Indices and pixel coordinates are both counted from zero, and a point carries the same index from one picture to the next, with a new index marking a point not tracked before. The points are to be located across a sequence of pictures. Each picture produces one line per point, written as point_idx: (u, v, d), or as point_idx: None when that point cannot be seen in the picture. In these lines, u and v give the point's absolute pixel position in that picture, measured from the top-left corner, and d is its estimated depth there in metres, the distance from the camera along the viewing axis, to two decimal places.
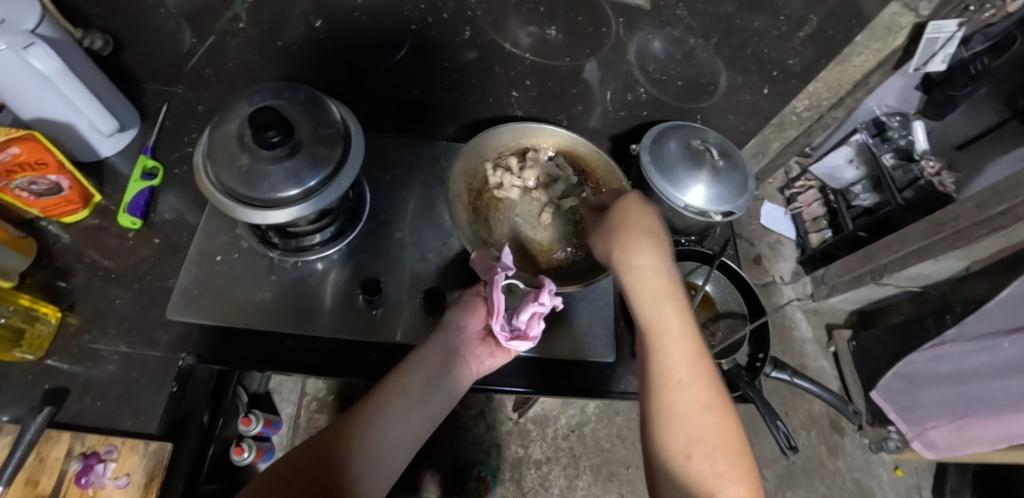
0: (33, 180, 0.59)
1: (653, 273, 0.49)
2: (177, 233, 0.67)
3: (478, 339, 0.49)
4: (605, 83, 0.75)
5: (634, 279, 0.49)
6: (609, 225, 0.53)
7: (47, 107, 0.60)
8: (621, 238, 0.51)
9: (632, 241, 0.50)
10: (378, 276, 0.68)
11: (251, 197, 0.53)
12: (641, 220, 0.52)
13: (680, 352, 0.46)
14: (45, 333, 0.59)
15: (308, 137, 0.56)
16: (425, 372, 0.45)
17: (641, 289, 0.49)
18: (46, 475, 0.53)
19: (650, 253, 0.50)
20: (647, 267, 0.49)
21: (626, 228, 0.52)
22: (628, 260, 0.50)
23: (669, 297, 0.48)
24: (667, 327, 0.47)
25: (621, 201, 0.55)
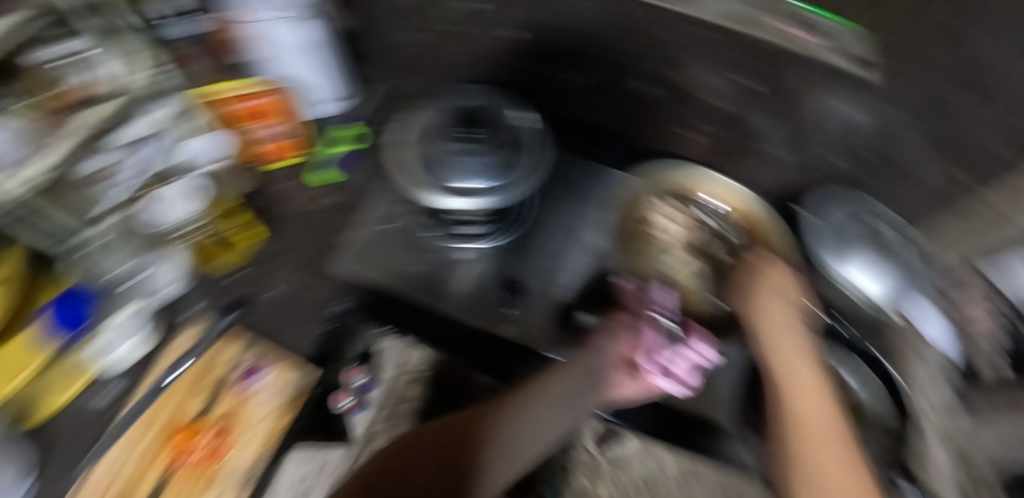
0: (270, 125, 0.73)
1: (782, 324, 0.56)
2: (360, 192, 0.76)
3: (625, 365, 0.50)
4: (792, 144, 0.71)
5: (766, 328, 0.56)
6: (740, 282, 0.62)
7: (296, 69, 0.71)
8: (753, 294, 0.59)
9: (763, 295, 0.58)
10: (520, 277, 0.71)
11: (440, 181, 0.58)
12: (773, 280, 0.60)
13: (812, 399, 0.50)
14: (248, 250, 0.71)
15: (494, 142, 0.60)
16: (567, 385, 0.51)
17: (767, 339, 0.56)
18: (213, 370, 0.67)
19: (779, 307, 0.57)
20: (777, 318, 0.57)
21: (757, 286, 0.60)
22: (760, 314, 0.58)
23: (796, 349, 0.55)
24: (794, 372, 0.53)
25: (755, 261, 0.62)
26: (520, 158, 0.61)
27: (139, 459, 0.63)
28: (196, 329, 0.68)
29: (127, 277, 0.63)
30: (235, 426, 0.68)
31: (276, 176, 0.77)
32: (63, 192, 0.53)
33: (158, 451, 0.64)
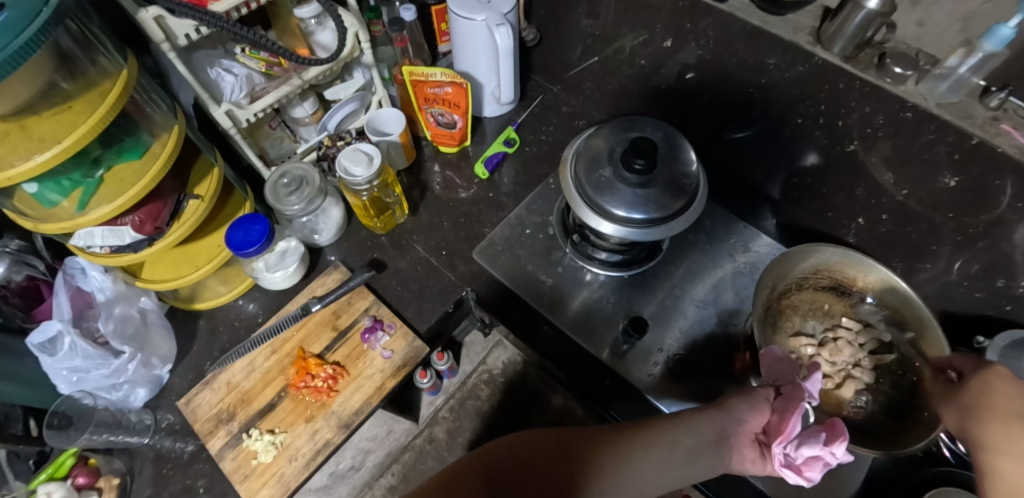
0: (443, 113, 0.79)
1: (1012, 459, 0.41)
2: (505, 194, 0.80)
3: (750, 440, 0.46)
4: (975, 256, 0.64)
5: (997, 467, 0.42)
6: (967, 400, 0.47)
7: (478, 69, 0.78)
8: (980, 421, 0.45)
9: (999, 427, 0.43)
10: (642, 315, 0.70)
11: (595, 200, 0.61)
12: (1012, 402, 0.44)
13: None
14: (394, 220, 0.78)
15: (662, 178, 0.61)
16: (695, 438, 0.44)
17: (995, 479, 0.42)
18: (347, 314, 0.71)
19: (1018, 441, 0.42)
20: (1015, 456, 0.42)
21: (988, 407, 0.45)
22: (990, 447, 0.43)
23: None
24: None
25: (981, 377, 0.47)
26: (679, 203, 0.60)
27: (260, 378, 0.68)
28: (337, 277, 0.74)
29: (304, 215, 0.72)
30: (345, 375, 0.67)
31: (432, 162, 0.84)
32: (258, 129, 0.71)
33: (278, 375, 0.69)
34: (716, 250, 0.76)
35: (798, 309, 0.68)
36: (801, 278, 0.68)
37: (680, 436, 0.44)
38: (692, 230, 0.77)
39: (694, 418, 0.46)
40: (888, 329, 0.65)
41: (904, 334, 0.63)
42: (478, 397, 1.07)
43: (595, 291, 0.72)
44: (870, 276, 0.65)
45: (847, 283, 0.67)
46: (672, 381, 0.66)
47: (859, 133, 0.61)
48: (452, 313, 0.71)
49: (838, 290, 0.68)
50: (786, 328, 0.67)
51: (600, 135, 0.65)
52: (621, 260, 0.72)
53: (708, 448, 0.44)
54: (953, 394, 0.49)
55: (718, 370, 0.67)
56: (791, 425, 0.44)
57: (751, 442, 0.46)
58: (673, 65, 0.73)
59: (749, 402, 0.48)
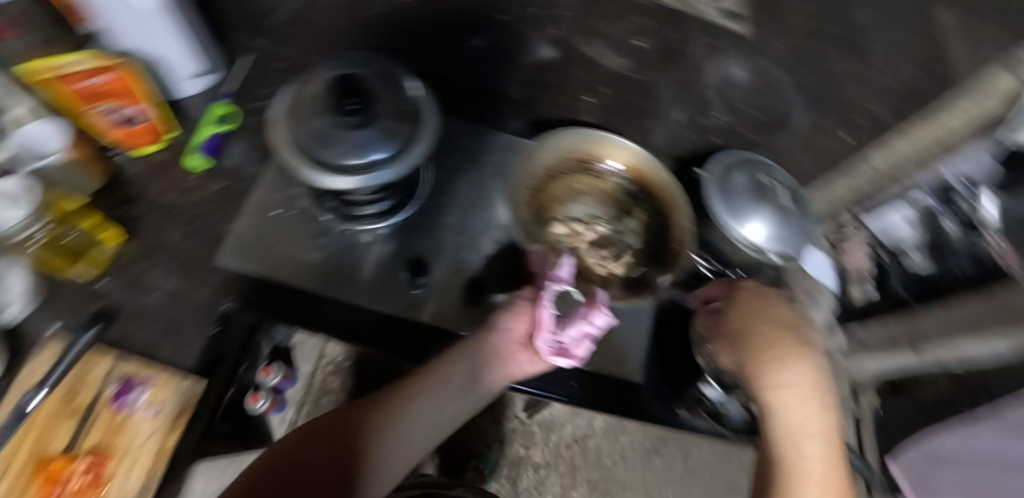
0: (117, 107, 0.62)
1: (792, 381, 0.43)
2: (240, 181, 0.70)
3: (521, 344, 0.55)
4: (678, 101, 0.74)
5: (773, 401, 0.42)
6: (736, 328, 0.48)
7: (145, 43, 0.62)
8: (744, 342, 0.47)
9: (767, 344, 0.45)
10: (424, 256, 0.70)
11: (320, 158, 0.55)
12: (772, 320, 0.47)
13: (813, 494, 0.38)
14: (105, 255, 0.63)
15: (382, 111, 0.57)
16: (466, 367, 0.54)
17: (774, 419, 0.42)
18: (83, 392, 0.55)
19: (794, 359, 0.44)
20: (790, 385, 0.42)
21: (753, 328, 0.47)
22: (767, 365, 0.44)
23: (816, 425, 0.41)
24: (808, 465, 0.40)
25: (739, 293, 0.51)
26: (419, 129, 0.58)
27: None
28: (47, 351, 0.56)
29: None
30: (109, 459, 0.53)
31: (139, 172, 0.69)
32: None
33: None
34: (475, 165, 0.77)
35: (561, 198, 0.71)
36: (551, 168, 0.70)
37: (450, 372, 0.54)
38: (448, 153, 0.77)
39: (471, 347, 0.56)
40: (633, 187, 0.72)
41: (647, 188, 0.70)
42: (332, 385, 1.14)
43: (375, 249, 0.70)
44: (603, 145, 0.71)
45: (589, 158, 0.72)
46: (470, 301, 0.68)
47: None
48: (221, 332, 0.62)
49: (585, 167, 0.72)
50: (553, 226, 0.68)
51: (308, 84, 0.58)
52: (389, 207, 0.69)
53: (484, 364, 0.55)
54: (724, 317, 0.51)
55: (508, 274, 0.70)
56: (548, 315, 0.53)
57: (523, 347, 0.55)
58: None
59: (513, 312, 0.56)
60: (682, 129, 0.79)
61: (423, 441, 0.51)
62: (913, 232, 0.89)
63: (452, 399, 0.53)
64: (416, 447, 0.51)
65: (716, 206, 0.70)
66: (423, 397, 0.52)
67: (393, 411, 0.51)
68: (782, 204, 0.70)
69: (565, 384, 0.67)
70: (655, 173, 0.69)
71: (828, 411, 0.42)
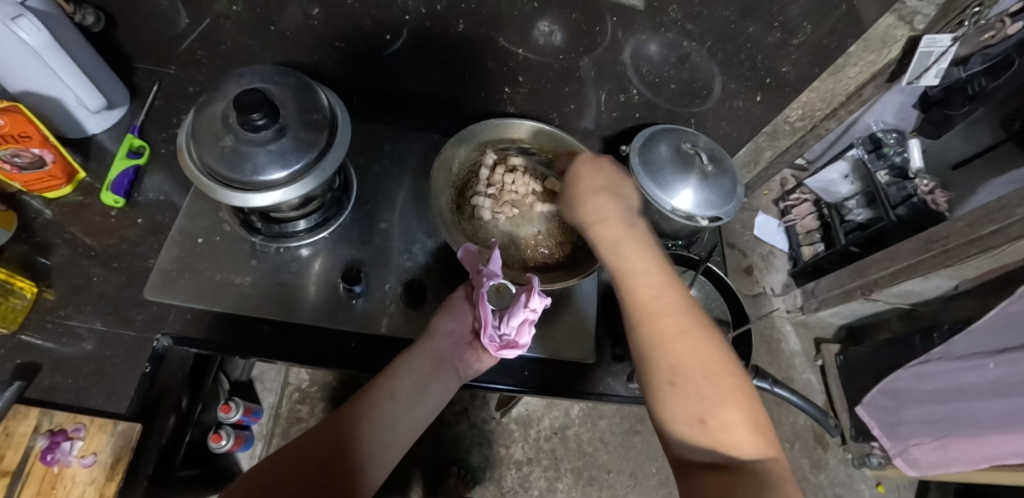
0: (16, 152, 0.57)
1: (606, 223, 0.53)
2: (161, 213, 0.68)
3: (466, 344, 0.59)
4: (598, 84, 0.75)
5: (598, 231, 0.53)
6: (569, 199, 0.58)
7: (39, 83, 0.60)
8: (578, 207, 0.56)
9: (587, 201, 0.56)
10: (361, 265, 0.69)
11: (235, 178, 0.53)
12: (591, 184, 0.57)
13: (648, 281, 0.48)
14: (18, 307, 0.58)
15: (295, 121, 0.56)
16: (414, 376, 0.54)
17: (603, 245, 0.52)
18: (11, 450, 0.52)
19: (606, 208, 0.54)
20: (606, 219, 0.53)
21: (580, 196, 0.57)
22: (592, 218, 0.54)
23: (638, 243, 0.51)
24: (633, 265, 0.49)
25: (570, 176, 0.59)
26: (337, 138, 0.59)
27: None
28: None
29: None
30: None
31: (43, 216, 0.65)
32: None
33: None
34: (403, 170, 0.78)
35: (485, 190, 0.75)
36: (474, 164, 0.75)
37: (397, 386, 0.52)
38: (375, 161, 0.77)
39: (411, 360, 0.55)
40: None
41: (562, 160, 0.75)
42: (305, 406, 1.09)
43: (310, 264, 0.69)
44: (521, 133, 0.75)
45: (511, 147, 0.76)
46: (409, 302, 0.67)
47: (460, 12, 0.64)
48: (153, 371, 0.59)
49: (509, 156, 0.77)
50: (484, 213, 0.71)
51: (212, 101, 0.56)
52: (318, 220, 0.69)
53: (431, 377, 0.55)
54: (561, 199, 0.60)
55: (449, 271, 0.72)
56: (488, 314, 0.55)
57: (467, 344, 0.59)
58: (286, 3, 0.65)
59: (452, 313, 0.60)
60: (606, 110, 0.81)
61: (385, 461, 0.49)
62: (850, 187, 1.30)
63: (407, 413, 0.52)
64: (381, 468, 0.49)
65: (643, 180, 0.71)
66: (377, 416, 0.50)
67: (354, 433, 0.49)
68: (709, 174, 0.72)
69: (518, 374, 0.67)
70: (562, 145, 0.74)
71: (642, 237, 0.52)
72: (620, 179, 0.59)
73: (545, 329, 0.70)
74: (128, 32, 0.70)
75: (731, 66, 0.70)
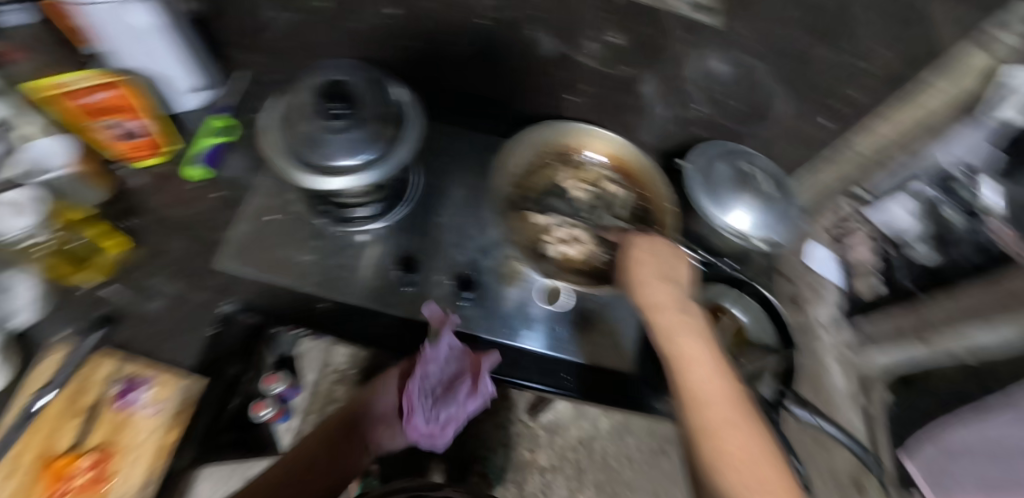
0: (118, 121, 0.65)
1: (666, 309, 0.53)
2: (236, 189, 0.73)
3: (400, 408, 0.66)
4: (660, 97, 0.76)
5: (653, 316, 0.53)
6: (625, 280, 0.58)
7: (143, 57, 0.66)
8: (634, 286, 0.56)
9: (643, 282, 0.56)
10: (414, 255, 0.72)
11: (313, 161, 0.57)
12: (648, 265, 0.57)
13: (700, 371, 0.48)
14: (109, 262, 0.66)
15: (369, 114, 0.59)
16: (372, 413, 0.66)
17: (656, 331, 0.52)
18: (89, 390, 0.59)
19: (660, 291, 0.55)
20: (658, 304, 0.53)
21: (634, 276, 0.57)
22: (647, 301, 0.54)
23: (691, 332, 0.51)
24: (684, 354, 0.49)
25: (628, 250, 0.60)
26: (402, 129, 0.61)
27: None
28: (56, 355, 0.60)
29: None
30: (118, 452, 0.57)
31: (134, 182, 0.71)
32: None
33: None
34: (464, 168, 0.80)
35: (543, 194, 0.76)
36: (532, 165, 0.76)
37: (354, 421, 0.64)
38: (437, 157, 0.80)
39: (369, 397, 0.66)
40: (615, 173, 0.77)
41: (620, 169, 0.76)
42: (337, 395, 1.12)
43: (370, 249, 0.72)
44: (579, 137, 0.76)
45: (569, 151, 0.77)
46: (460, 294, 0.70)
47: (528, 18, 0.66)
48: (217, 334, 0.64)
49: (566, 159, 0.77)
50: (541, 220, 0.73)
51: (293, 93, 0.60)
52: (380, 208, 0.72)
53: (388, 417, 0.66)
54: (618, 273, 0.60)
55: (500, 268, 0.73)
56: (418, 400, 0.61)
57: (386, 421, 0.66)
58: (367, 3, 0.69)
59: (383, 389, 0.67)
60: (665, 124, 0.81)
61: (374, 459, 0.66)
62: None
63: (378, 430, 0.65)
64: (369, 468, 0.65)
65: (701, 203, 0.71)
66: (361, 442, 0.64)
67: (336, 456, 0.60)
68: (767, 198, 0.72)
69: (554, 375, 0.69)
70: (622, 152, 0.76)
71: (697, 321, 0.52)
72: (679, 261, 0.58)
73: (589, 335, 0.70)
74: (224, 19, 0.76)
75: (797, 89, 0.69)
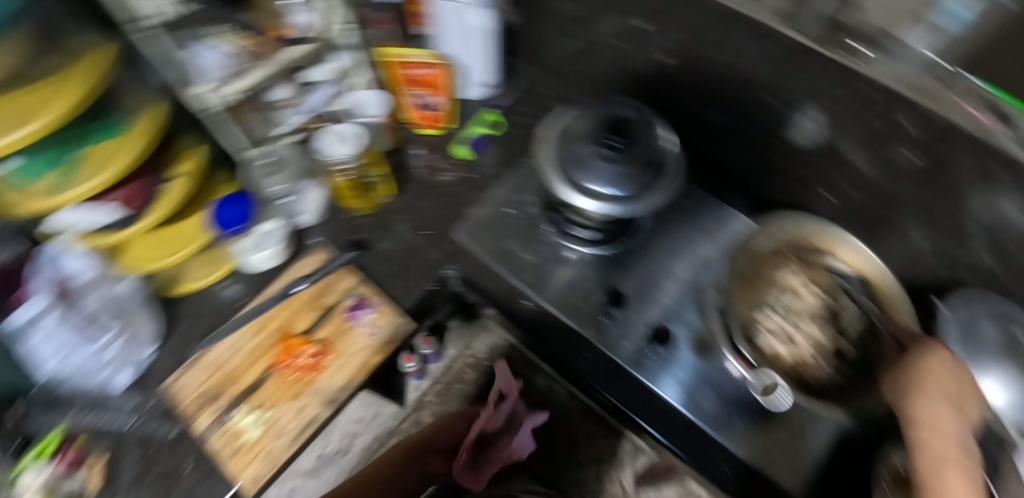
0: (425, 94, 0.82)
1: (930, 434, 0.45)
2: (485, 173, 0.84)
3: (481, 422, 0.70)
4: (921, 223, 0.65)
5: (915, 428, 0.46)
6: (898, 376, 0.53)
7: (463, 50, 0.80)
8: (912, 391, 0.49)
9: (928, 386, 0.49)
10: (617, 289, 0.75)
11: (576, 178, 0.63)
12: (941, 378, 0.49)
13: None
14: (378, 200, 0.81)
15: (634, 158, 0.63)
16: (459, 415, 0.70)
17: (920, 448, 0.44)
18: (330, 294, 0.74)
19: (941, 420, 0.46)
20: (930, 422, 0.46)
21: (916, 384, 0.49)
22: (904, 398, 0.50)
23: (965, 469, 0.41)
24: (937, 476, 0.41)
25: (924, 357, 0.53)
26: (657, 181, 0.63)
27: (246, 356, 0.71)
28: (321, 256, 0.78)
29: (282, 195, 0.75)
30: (332, 352, 0.71)
31: (413, 144, 0.87)
32: (249, 110, 0.70)
33: (262, 354, 0.71)
34: (688, 225, 0.80)
35: (769, 279, 0.68)
36: (766, 249, 0.71)
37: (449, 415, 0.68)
38: (671, 209, 0.81)
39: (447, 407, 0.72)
40: (864, 293, 0.68)
41: (870, 290, 0.68)
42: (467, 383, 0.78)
43: (576, 268, 0.76)
44: (834, 240, 0.71)
45: (818, 252, 0.71)
46: (652, 345, 0.71)
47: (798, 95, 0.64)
48: (435, 290, 0.77)
49: (807, 257, 0.70)
50: (762, 307, 0.66)
51: (573, 119, 0.68)
52: (603, 238, 0.75)
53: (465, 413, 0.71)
54: (892, 368, 0.54)
55: (692, 334, 0.72)
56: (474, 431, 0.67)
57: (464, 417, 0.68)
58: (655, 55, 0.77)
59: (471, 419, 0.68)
60: None
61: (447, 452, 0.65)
62: None
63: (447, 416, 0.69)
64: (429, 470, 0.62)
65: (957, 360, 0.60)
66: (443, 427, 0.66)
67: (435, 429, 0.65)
68: None
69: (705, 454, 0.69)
70: (877, 275, 0.68)
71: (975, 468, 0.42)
72: (974, 387, 0.50)
73: (763, 436, 0.66)
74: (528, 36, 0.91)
75: None
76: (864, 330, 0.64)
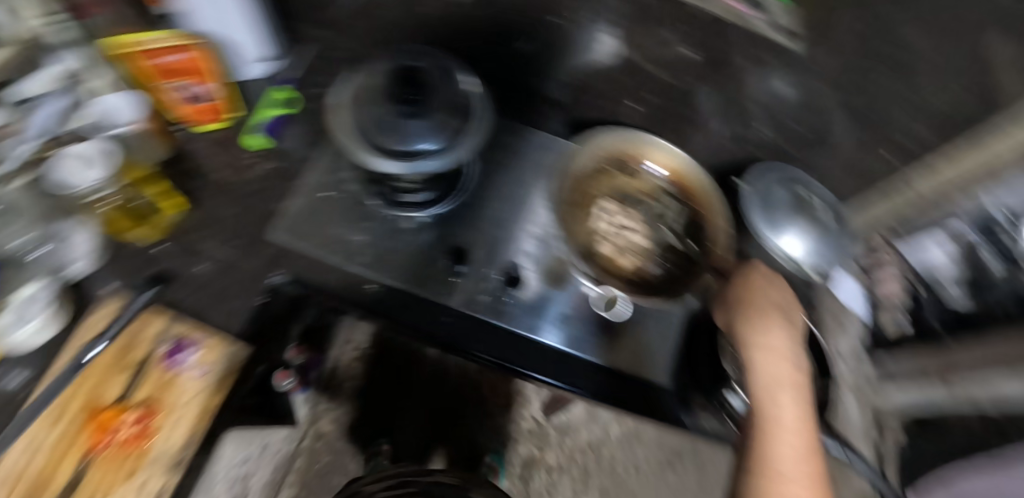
0: (188, 85, 0.68)
1: (788, 384, 0.48)
2: (294, 160, 0.75)
3: None
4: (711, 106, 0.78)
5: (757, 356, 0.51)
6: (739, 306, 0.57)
7: (219, 21, 0.67)
8: (743, 308, 0.56)
9: (753, 310, 0.56)
10: (464, 246, 0.73)
11: (377, 142, 0.57)
12: (767, 297, 0.57)
13: (785, 410, 0.45)
14: (167, 223, 0.67)
15: (439, 105, 0.59)
16: None
17: (758, 371, 0.50)
18: (139, 346, 0.59)
19: (780, 347, 0.51)
20: (777, 350, 0.51)
21: (749, 306, 0.56)
22: (749, 329, 0.54)
23: (792, 389, 0.48)
24: (786, 414, 0.45)
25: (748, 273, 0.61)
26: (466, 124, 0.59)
27: (54, 453, 0.52)
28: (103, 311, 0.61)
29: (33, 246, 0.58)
30: (162, 411, 0.56)
31: (196, 145, 0.73)
32: None
33: (74, 445, 0.53)
34: (515, 162, 0.80)
35: (597, 195, 0.75)
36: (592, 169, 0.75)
37: None
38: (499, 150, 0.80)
39: None
40: (676, 189, 0.75)
41: (682, 188, 0.74)
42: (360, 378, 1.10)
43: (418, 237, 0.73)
44: (642, 146, 0.74)
45: (632, 159, 0.76)
46: (506, 291, 0.71)
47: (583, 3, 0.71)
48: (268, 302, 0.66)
49: (626, 167, 0.76)
50: (594, 225, 0.73)
51: (374, 74, 0.62)
52: (433, 197, 0.72)
53: None
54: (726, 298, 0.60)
55: (543, 268, 0.73)
56: None
57: None
58: None
59: None
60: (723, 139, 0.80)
61: None
62: None
63: None
64: None
65: (761, 226, 0.70)
66: None
67: None
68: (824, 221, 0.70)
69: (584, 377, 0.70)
70: (690, 174, 0.73)
71: (797, 376, 0.49)
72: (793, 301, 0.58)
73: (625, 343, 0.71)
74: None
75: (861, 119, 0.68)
76: (679, 222, 0.74)
